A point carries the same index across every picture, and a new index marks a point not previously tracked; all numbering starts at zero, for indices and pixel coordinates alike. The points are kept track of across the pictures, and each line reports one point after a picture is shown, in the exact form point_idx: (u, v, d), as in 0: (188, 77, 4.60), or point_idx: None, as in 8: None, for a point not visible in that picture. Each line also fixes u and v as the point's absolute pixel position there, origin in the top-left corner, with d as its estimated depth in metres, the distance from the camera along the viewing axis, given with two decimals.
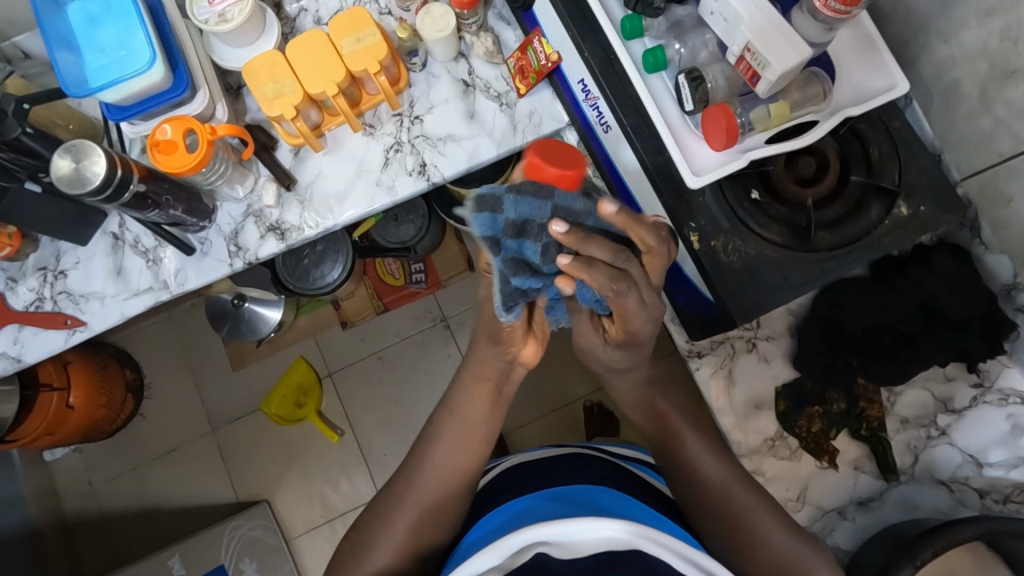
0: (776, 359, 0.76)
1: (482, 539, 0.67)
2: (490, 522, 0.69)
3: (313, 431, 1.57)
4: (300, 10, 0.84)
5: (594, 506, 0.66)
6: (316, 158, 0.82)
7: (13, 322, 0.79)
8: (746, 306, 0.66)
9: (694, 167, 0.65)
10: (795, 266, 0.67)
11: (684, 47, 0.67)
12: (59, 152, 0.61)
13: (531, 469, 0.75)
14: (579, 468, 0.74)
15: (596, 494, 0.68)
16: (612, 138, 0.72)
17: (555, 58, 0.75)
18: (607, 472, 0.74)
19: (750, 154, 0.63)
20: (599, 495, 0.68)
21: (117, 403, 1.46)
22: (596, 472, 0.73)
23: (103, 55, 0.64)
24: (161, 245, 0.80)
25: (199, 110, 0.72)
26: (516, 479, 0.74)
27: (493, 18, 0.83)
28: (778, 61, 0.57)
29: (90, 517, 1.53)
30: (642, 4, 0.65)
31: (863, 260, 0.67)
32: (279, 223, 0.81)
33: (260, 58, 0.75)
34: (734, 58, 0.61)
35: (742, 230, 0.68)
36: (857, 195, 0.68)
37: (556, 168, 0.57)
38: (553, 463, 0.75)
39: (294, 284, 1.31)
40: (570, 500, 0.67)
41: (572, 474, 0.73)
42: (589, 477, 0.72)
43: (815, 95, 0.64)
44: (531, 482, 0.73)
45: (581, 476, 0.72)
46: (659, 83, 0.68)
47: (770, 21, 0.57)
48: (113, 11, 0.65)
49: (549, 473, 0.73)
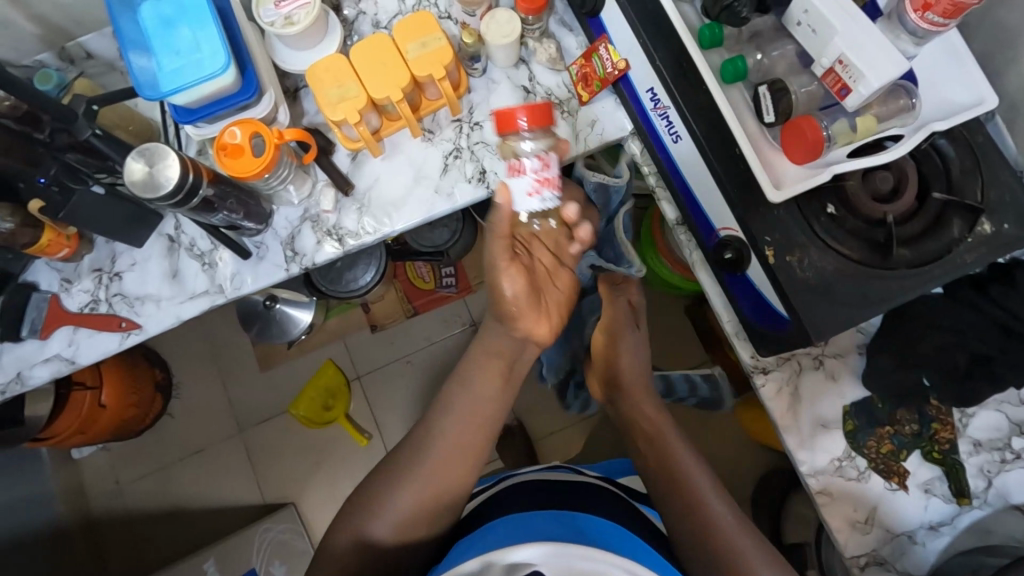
0: (843, 377, 0.75)
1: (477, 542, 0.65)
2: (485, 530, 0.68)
3: (341, 434, 1.56)
4: (358, 13, 0.83)
5: (587, 528, 0.65)
6: (374, 163, 0.81)
7: (68, 324, 0.79)
8: (824, 325, 0.65)
9: (774, 181, 0.64)
10: (873, 284, 0.65)
11: (766, 58, 0.66)
12: (133, 155, 0.61)
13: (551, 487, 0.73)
14: (591, 494, 0.73)
15: (603, 524, 0.67)
16: (683, 149, 0.72)
17: (622, 65, 0.74)
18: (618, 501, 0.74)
19: (834, 169, 0.61)
20: (599, 523, 0.67)
21: (146, 403, 1.45)
22: (605, 501, 0.72)
23: (177, 58, 0.63)
24: (217, 248, 0.79)
25: (264, 113, 0.72)
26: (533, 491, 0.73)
27: (555, 23, 0.82)
28: (873, 74, 0.55)
29: (114, 517, 1.52)
30: (727, 12, 0.63)
31: (944, 279, 0.65)
32: (335, 228, 0.80)
33: (325, 61, 0.74)
34: (821, 70, 0.60)
35: (819, 244, 0.66)
36: (937, 211, 0.66)
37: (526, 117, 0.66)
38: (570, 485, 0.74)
39: (327, 286, 1.30)
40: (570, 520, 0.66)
41: (585, 498, 0.72)
42: (600, 507, 0.70)
43: (900, 111, 0.63)
44: (543, 497, 0.71)
45: (596, 504, 0.71)
46: (736, 94, 0.66)
47: (866, 32, 0.56)
48: (189, 14, 0.64)
49: (558, 493, 0.72)
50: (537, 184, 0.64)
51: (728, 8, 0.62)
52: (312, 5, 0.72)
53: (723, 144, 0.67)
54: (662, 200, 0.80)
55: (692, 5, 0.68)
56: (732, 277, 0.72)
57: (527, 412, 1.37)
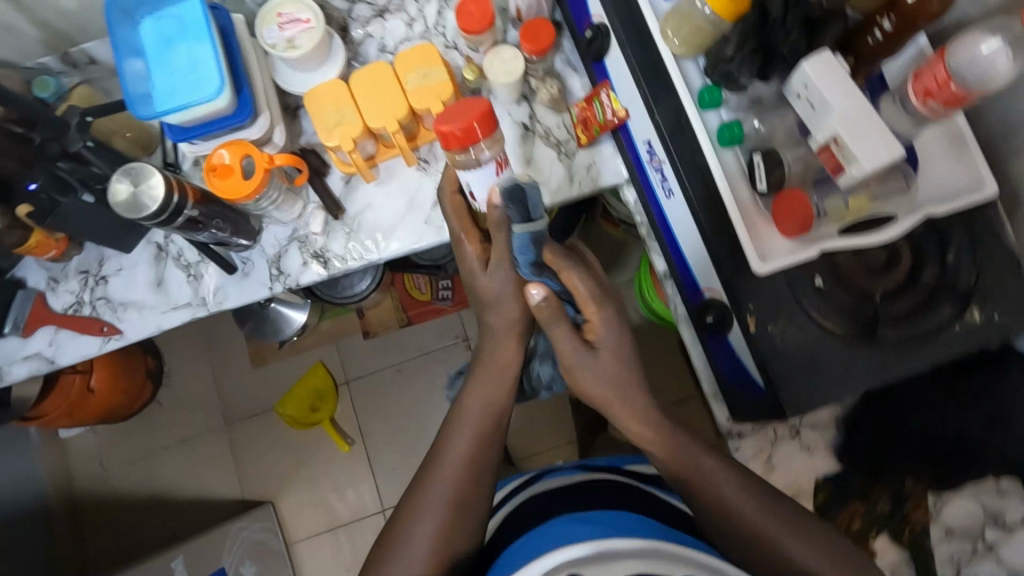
0: (819, 448, 0.73)
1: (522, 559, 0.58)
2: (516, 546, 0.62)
3: (325, 438, 1.55)
4: (365, 36, 0.83)
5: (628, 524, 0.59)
6: (366, 188, 0.80)
7: (49, 324, 0.79)
8: (800, 401, 0.63)
9: (760, 251, 0.62)
10: (854, 362, 0.64)
11: (764, 124, 0.65)
12: (118, 175, 0.61)
13: (553, 497, 0.68)
14: (602, 496, 0.67)
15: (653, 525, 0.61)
16: (674, 205, 0.70)
17: (622, 114, 0.74)
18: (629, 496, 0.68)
19: (822, 246, 0.61)
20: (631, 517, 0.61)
21: (137, 388, 1.45)
22: (643, 505, 0.67)
23: (172, 79, 0.64)
24: (204, 261, 0.80)
25: (259, 135, 0.71)
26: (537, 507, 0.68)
27: (561, 63, 0.81)
28: (866, 159, 0.54)
29: (97, 499, 1.53)
30: (727, 78, 0.62)
31: (926, 365, 0.64)
32: (322, 251, 0.80)
33: (325, 88, 0.74)
34: (815, 146, 0.58)
35: (802, 316, 0.65)
36: (927, 293, 0.64)
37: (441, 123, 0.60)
38: (567, 490, 0.69)
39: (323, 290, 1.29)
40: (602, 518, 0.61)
41: (587, 499, 0.67)
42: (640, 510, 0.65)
43: (898, 189, 0.62)
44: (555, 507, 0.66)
45: (606, 500, 0.66)
46: (730, 158, 0.65)
47: (863, 116, 0.55)
48: (188, 35, 0.64)
49: (564, 499, 0.67)
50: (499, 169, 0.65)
51: (728, 75, 0.62)
52: (316, 30, 0.73)
53: (714, 208, 0.65)
54: (652, 250, 0.79)
55: (695, 63, 0.67)
56: (715, 338, 0.71)
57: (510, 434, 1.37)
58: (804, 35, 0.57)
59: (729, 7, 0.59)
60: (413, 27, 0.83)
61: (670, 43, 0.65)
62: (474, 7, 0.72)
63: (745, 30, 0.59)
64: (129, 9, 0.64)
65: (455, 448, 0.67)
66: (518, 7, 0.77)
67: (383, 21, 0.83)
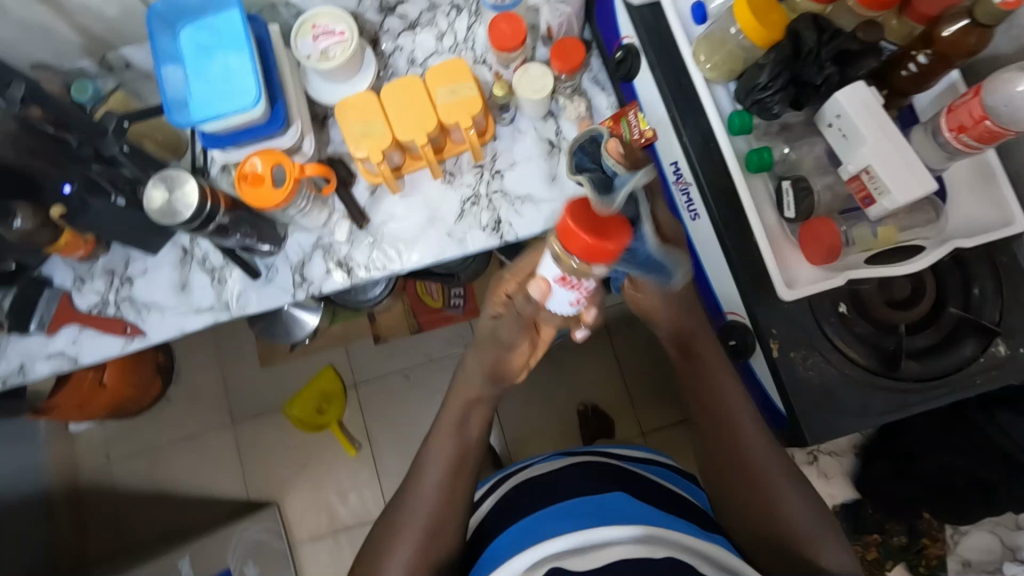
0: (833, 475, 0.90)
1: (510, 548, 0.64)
2: (506, 538, 0.66)
3: (332, 441, 1.55)
4: (395, 48, 0.84)
5: (612, 506, 0.65)
6: (391, 200, 0.81)
7: (74, 323, 0.80)
8: (821, 430, 0.63)
9: (788, 278, 0.64)
10: (875, 393, 0.64)
11: (794, 151, 0.65)
12: (154, 181, 0.62)
13: (537, 485, 0.73)
14: (583, 476, 0.72)
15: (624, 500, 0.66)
16: (700, 227, 0.70)
17: (650, 133, 0.71)
18: (613, 475, 0.73)
19: (849, 275, 0.61)
20: (604, 499, 0.66)
21: (146, 385, 1.43)
22: (621, 479, 0.72)
23: (208, 88, 0.64)
24: (228, 265, 0.80)
25: (289, 144, 0.72)
26: (522, 496, 0.72)
27: (588, 81, 0.82)
28: (897, 192, 0.55)
29: (102, 493, 1.52)
30: (758, 106, 0.62)
31: (950, 398, 0.63)
32: (346, 260, 0.81)
33: (355, 98, 0.75)
34: (846, 175, 0.59)
35: (824, 344, 0.65)
36: (950, 326, 0.65)
37: (595, 236, 0.47)
38: (554, 474, 0.74)
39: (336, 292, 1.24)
40: (581, 505, 0.66)
41: (567, 482, 0.71)
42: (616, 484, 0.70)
43: (926, 221, 0.62)
44: (539, 496, 0.71)
45: (588, 481, 0.71)
46: (759, 183, 0.66)
47: (895, 148, 0.55)
48: (225, 45, 0.65)
49: (544, 487, 0.72)
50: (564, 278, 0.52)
51: (760, 103, 0.62)
52: (350, 42, 0.73)
53: (741, 233, 0.65)
54: None
55: (726, 87, 0.68)
56: (734, 362, 0.71)
57: (517, 444, 1.38)
58: (836, 68, 0.57)
59: (765, 34, 0.60)
60: (443, 40, 0.84)
61: (701, 66, 0.66)
62: (507, 25, 0.72)
63: (777, 60, 0.59)
64: (169, 19, 0.66)
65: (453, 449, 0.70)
66: (549, 25, 0.77)
67: (414, 34, 0.84)
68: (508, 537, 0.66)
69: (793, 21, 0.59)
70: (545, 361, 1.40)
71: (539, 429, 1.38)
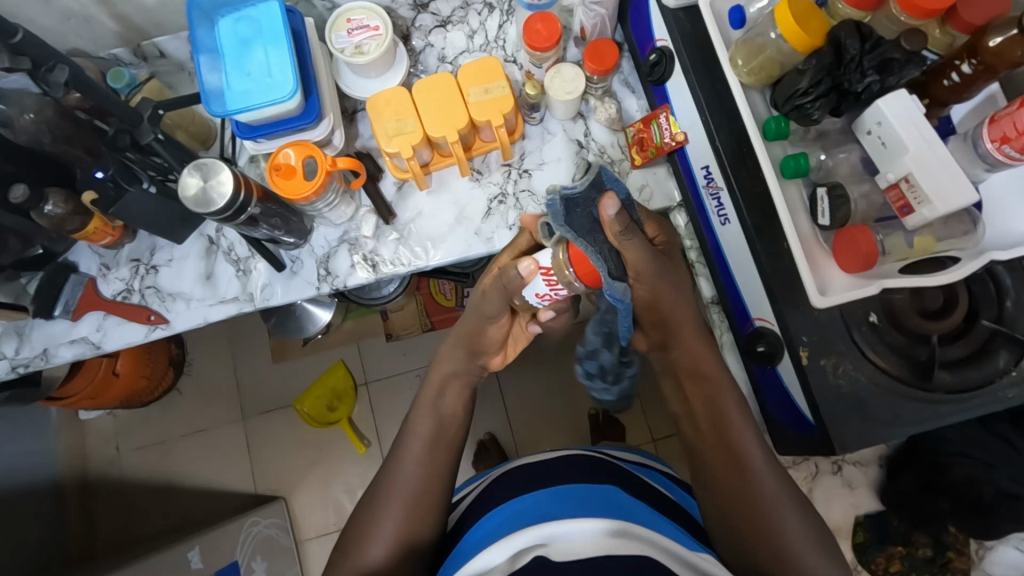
0: (857, 485, 0.83)
1: (488, 535, 0.64)
2: (485, 527, 0.66)
3: (342, 438, 1.54)
4: (426, 45, 0.84)
5: (601, 500, 0.66)
6: (418, 196, 0.81)
7: (98, 310, 0.80)
8: (851, 439, 0.63)
9: (819, 285, 0.63)
10: (908, 404, 0.63)
11: (830, 158, 0.65)
12: (189, 169, 0.62)
13: (534, 472, 0.73)
14: (580, 468, 0.73)
15: (611, 495, 0.67)
16: (730, 232, 0.70)
17: (681, 138, 0.73)
18: (611, 471, 0.73)
19: (884, 284, 0.60)
20: (586, 491, 0.67)
21: (159, 376, 1.42)
22: (604, 472, 0.73)
23: (246, 80, 0.65)
24: (254, 256, 0.80)
25: (321, 138, 0.73)
26: (517, 480, 0.72)
27: (618, 83, 0.82)
28: (939, 201, 0.55)
29: (111, 483, 1.51)
30: (798, 112, 0.62)
31: (983, 410, 0.63)
32: (371, 254, 0.80)
33: (388, 93, 0.75)
34: (885, 183, 0.59)
35: (856, 353, 0.64)
36: (983, 338, 0.64)
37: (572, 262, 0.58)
38: (546, 466, 0.73)
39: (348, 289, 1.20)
40: (575, 496, 0.66)
41: (565, 472, 0.72)
42: (605, 478, 0.71)
43: (963, 233, 0.61)
44: (533, 481, 0.71)
45: (586, 475, 0.71)
46: (794, 190, 0.65)
47: (937, 157, 0.55)
48: (264, 36, 0.66)
49: (538, 474, 0.72)
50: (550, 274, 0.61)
51: (800, 109, 0.62)
52: (384, 38, 0.74)
53: (774, 239, 0.65)
54: (700, 276, 0.79)
55: (761, 93, 0.67)
56: (761, 368, 0.70)
57: (530, 447, 1.37)
58: (877, 78, 0.57)
59: (806, 40, 0.59)
60: (474, 39, 0.84)
61: (738, 69, 0.66)
62: (542, 26, 0.72)
63: (819, 66, 0.59)
64: (209, 10, 0.66)
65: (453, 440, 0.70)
66: (583, 26, 0.77)
67: (445, 32, 0.84)
68: (496, 518, 0.66)
69: (834, 27, 0.59)
70: (560, 364, 1.40)
71: (552, 433, 1.37)
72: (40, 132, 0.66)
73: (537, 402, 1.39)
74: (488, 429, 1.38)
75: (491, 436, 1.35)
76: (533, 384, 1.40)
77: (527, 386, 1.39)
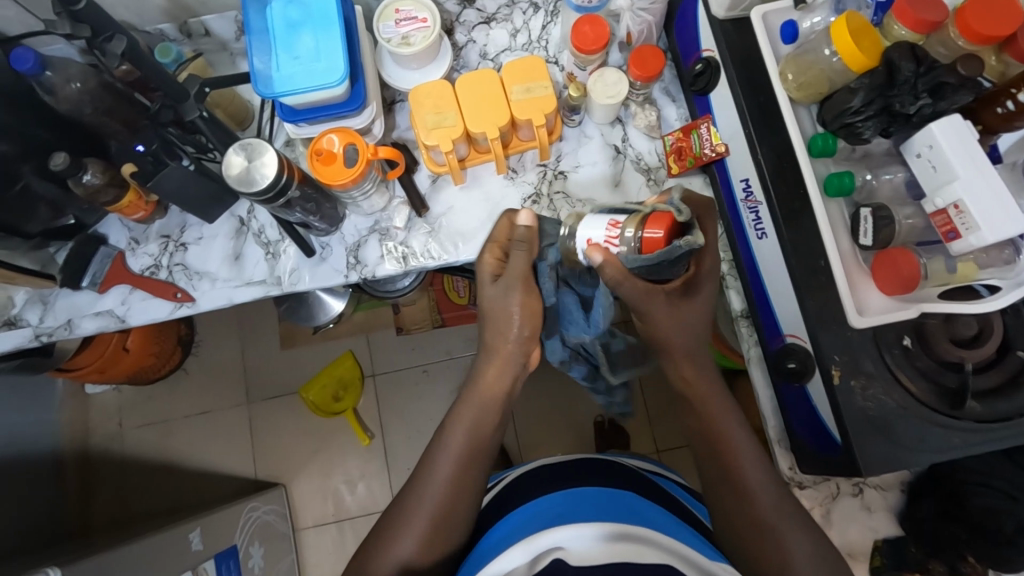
0: (878, 509, 0.76)
1: (504, 539, 0.65)
2: (501, 531, 0.67)
3: (345, 428, 1.53)
4: (468, 41, 0.84)
5: (615, 503, 0.67)
6: (452, 190, 0.81)
7: (125, 284, 0.80)
8: (877, 462, 0.63)
9: (857, 306, 0.63)
10: (936, 430, 0.63)
11: (874, 179, 0.65)
12: (234, 148, 0.62)
13: (552, 475, 0.74)
14: (590, 472, 0.73)
15: (620, 497, 0.68)
16: (766, 246, 0.70)
17: (721, 149, 0.73)
18: (623, 478, 0.74)
19: (923, 309, 0.60)
20: (597, 494, 0.68)
21: (167, 353, 1.41)
22: (611, 476, 0.73)
23: (296, 63, 0.65)
24: (284, 240, 0.80)
25: (362, 125, 0.73)
26: (537, 487, 0.72)
27: (659, 91, 0.82)
28: (987, 229, 0.55)
29: (111, 459, 1.49)
30: (847, 130, 0.62)
31: (1011, 441, 0.62)
32: (402, 246, 0.80)
33: (430, 86, 0.75)
34: (931, 208, 0.59)
35: (887, 377, 0.64)
36: (1016, 368, 0.63)
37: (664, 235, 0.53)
38: (558, 473, 0.73)
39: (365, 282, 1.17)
40: (591, 499, 0.67)
41: (578, 475, 0.72)
42: (614, 482, 0.72)
43: (1003, 262, 0.61)
44: (551, 484, 0.72)
45: (595, 478, 0.72)
46: (835, 208, 0.65)
47: (988, 186, 0.55)
48: (318, 20, 0.66)
49: (557, 478, 0.73)
50: (610, 234, 0.57)
51: (849, 128, 0.62)
52: (431, 30, 0.73)
53: (811, 256, 0.65)
54: (729, 288, 0.79)
55: (808, 109, 0.67)
56: (789, 386, 0.70)
57: (534, 450, 1.36)
58: (930, 100, 0.58)
59: (861, 60, 0.59)
60: (517, 37, 0.84)
61: (788, 84, 0.65)
62: (590, 28, 0.72)
63: (871, 87, 0.59)
64: None
65: None
66: (629, 31, 0.77)
67: (488, 28, 0.84)
68: (514, 521, 0.67)
69: (889, 49, 0.59)
70: (570, 368, 1.39)
71: (558, 437, 1.37)
72: (83, 102, 0.66)
73: (545, 405, 1.38)
74: None
75: None
76: (541, 386, 1.39)
77: (535, 388, 1.39)
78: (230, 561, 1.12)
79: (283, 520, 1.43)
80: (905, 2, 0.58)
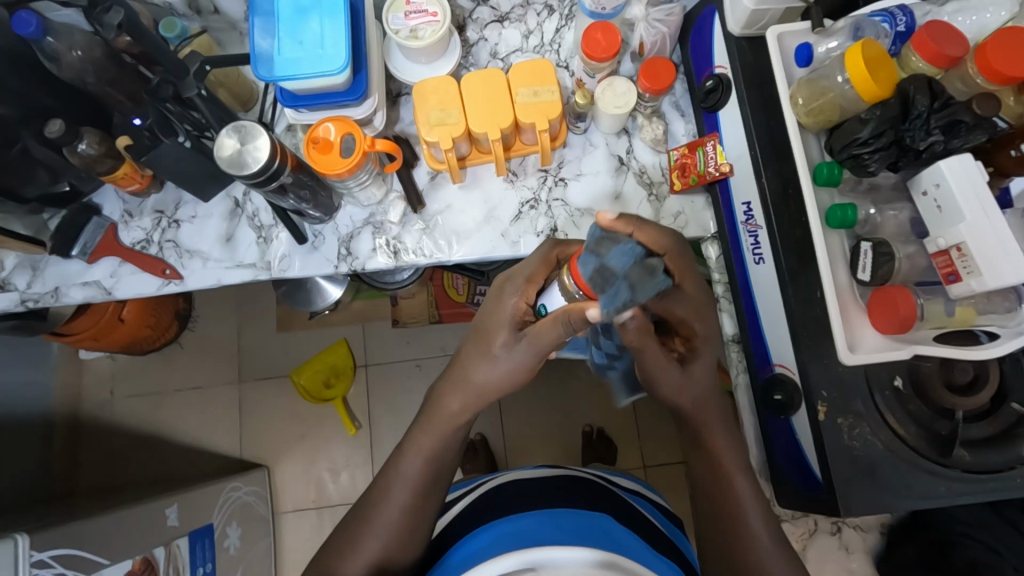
0: (857, 552, 0.77)
1: (478, 551, 0.63)
2: (475, 539, 0.65)
3: (333, 415, 1.52)
4: (479, 39, 0.82)
5: (589, 532, 0.63)
6: (450, 188, 0.80)
7: (115, 256, 0.79)
8: (856, 505, 0.61)
9: (849, 341, 0.61)
10: (919, 475, 0.61)
11: (879, 214, 0.64)
12: (228, 130, 0.61)
13: (528, 488, 0.73)
14: (571, 491, 0.72)
15: (601, 522, 0.66)
16: (762, 272, 0.68)
17: (726, 169, 0.71)
18: (599, 496, 0.73)
19: (916, 349, 0.58)
20: (578, 516, 0.66)
21: (163, 326, 1.41)
22: (594, 497, 0.72)
23: (299, 48, 0.64)
24: (277, 226, 0.80)
25: (362, 116, 0.72)
26: (507, 500, 0.71)
27: (668, 104, 0.81)
28: (989, 274, 0.54)
29: (99, 427, 1.50)
30: (854, 161, 0.61)
31: (997, 494, 0.61)
32: (395, 242, 0.79)
33: (434, 82, 0.74)
34: (934, 248, 0.59)
35: (875, 417, 0.62)
36: (1010, 421, 0.62)
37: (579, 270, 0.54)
38: (536, 484, 0.73)
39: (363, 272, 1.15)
40: (573, 522, 0.65)
41: (560, 494, 0.71)
42: (593, 504, 0.70)
43: (1005, 309, 0.59)
44: (529, 498, 0.70)
45: (577, 500, 0.70)
46: (836, 240, 0.63)
47: (995, 230, 0.54)
48: (324, 6, 0.65)
49: (536, 494, 0.71)
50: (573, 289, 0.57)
51: (856, 159, 0.60)
52: (441, 25, 0.72)
53: (806, 285, 0.63)
54: (723, 312, 0.77)
55: (817, 136, 0.65)
56: (774, 416, 0.68)
57: (520, 455, 1.35)
58: (942, 137, 0.56)
59: (875, 89, 0.57)
60: (529, 39, 0.83)
61: (797, 109, 0.63)
62: (602, 35, 0.70)
63: (883, 118, 0.57)
64: None
65: (408, 454, 0.66)
66: (643, 42, 0.76)
67: (501, 28, 0.83)
68: (481, 537, 0.65)
69: (904, 81, 0.57)
70: (561, 377, 1.36)
71: (544, 442, 1.36)
72: (85, 71, 0.64)
73: (533, 413, 1.37)
74: (480, 429, 1.36)
75: (482, 438, 1.34)
76: (531, 391, 1.37)
77: (526, 392, 1.37)
78: (206, 540, 1.12)
79: (263, 502, 1.42)
80: (924, 34, 0.56)
